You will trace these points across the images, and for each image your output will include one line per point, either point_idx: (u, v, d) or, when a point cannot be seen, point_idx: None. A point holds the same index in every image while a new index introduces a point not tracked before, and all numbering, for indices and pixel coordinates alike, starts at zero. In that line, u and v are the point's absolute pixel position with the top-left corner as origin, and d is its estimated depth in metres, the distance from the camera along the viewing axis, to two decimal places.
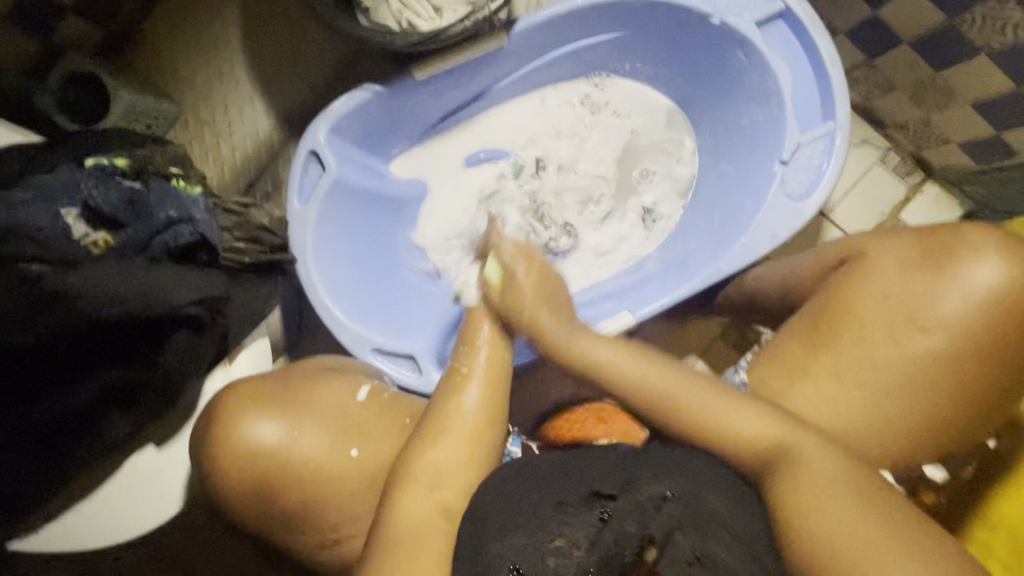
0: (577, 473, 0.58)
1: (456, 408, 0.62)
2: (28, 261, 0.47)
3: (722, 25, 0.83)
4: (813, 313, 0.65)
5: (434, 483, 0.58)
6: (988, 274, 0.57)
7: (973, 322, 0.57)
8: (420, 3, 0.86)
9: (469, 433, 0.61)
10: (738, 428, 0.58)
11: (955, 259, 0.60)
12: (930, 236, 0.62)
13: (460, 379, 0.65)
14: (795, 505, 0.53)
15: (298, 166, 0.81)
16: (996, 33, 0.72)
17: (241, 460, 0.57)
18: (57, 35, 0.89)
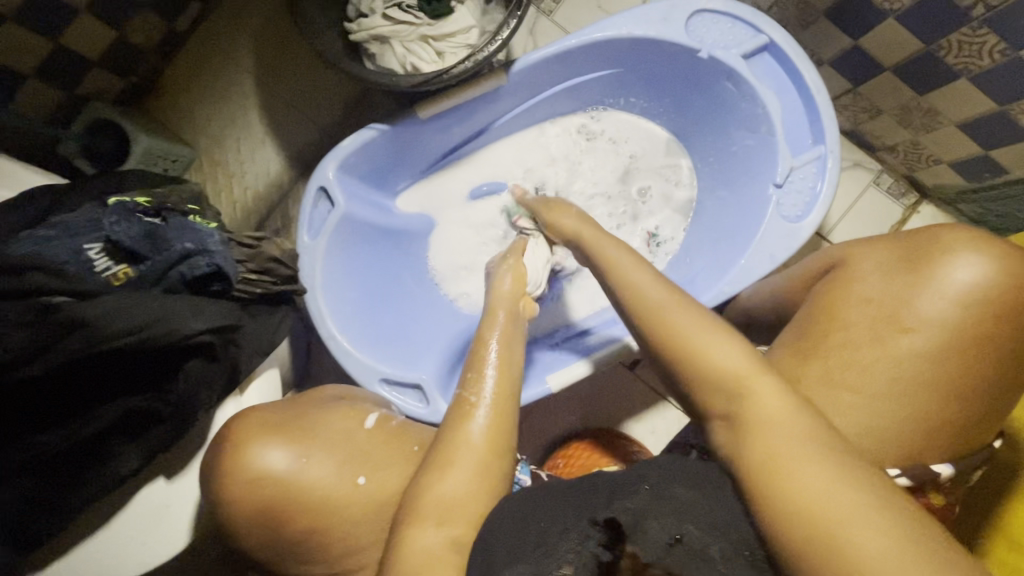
0: (583, 498, 0.54)
1: (463, 436, 0.60)
2: (50, 293, 0.48)
3: (711, 59, 0.86)
4: (802, 322, 0.63)
5: (442, 517, 0.55)
6: (967, 274, 0.55)
7: (964, 321, 0.54)
8: (423, 48, 0.91)
9: (478, 467, 0.58)
10: (727, 367, 0.51)
11: (932, 262, 0.57)
12: (911, 237, 0.60)
13: (474, 414, 0.61)
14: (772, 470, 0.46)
15: (308, 202, 0.84)
16: (974, 56, 0.76)
17: (249, 488, 0.56)
18: (83, 86, 0.95)
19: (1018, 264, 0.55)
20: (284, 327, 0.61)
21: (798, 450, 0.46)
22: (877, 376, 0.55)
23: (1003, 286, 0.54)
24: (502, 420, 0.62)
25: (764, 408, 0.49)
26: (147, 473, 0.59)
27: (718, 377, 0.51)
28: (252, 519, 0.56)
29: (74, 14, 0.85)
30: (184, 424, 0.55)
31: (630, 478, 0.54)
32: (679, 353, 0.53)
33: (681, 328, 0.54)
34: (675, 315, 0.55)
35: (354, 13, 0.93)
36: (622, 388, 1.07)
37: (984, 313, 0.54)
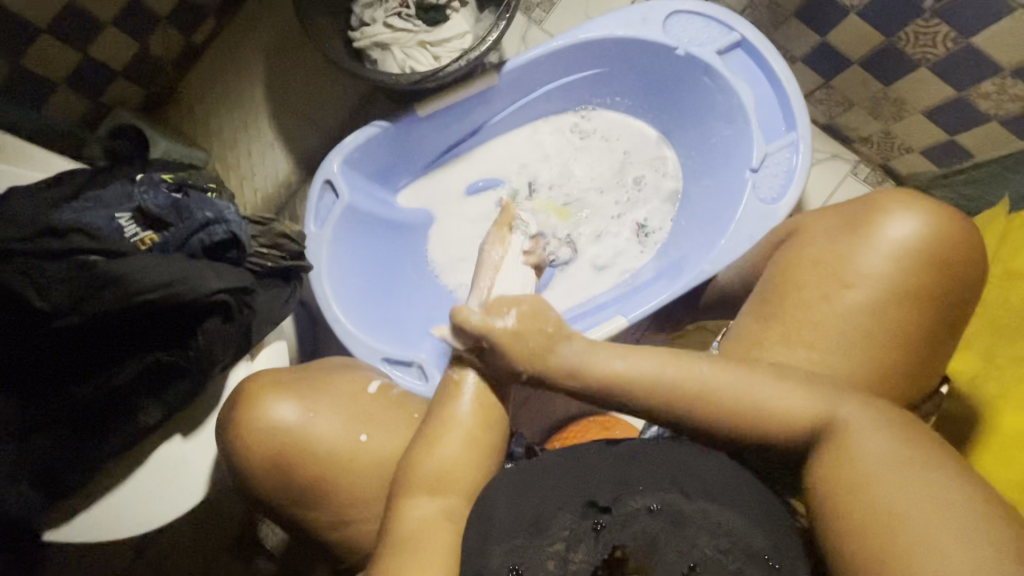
0: (579, 478, 0.57)
1: (451, 416, 0.63)
2: (86, 252, 0.53)
3: (687, 55, 0.93)
4: (763, 290, 0.69)
5: (435, 486, 0.60)
6: (899, 230, 0.61)
7: (900, 273, 0.60)
8: (421, 52, 0.98)
9: (469, 440, 0.62)
10: (787, 406, 0.54)
11: (874, 223, 0.63)
12: (853, 203, 0.67)
13: (463, 391, 0.64)
14: (866, 499, 0.48)
15: (314, 193, 0.90)
16: (929, 46, 0.82)
17: (261, 437, 0.63)
18: (106, 94, 1.03)
19: (952, 223, 0.61)
20: (292, 300, 0.67)
21: (888, 473, 0.48)
22: (827, 328, 0.61)
23: (938, 239, 0.60)
24: (497, 396, 0.65)
25: (853, 436, 0.51)
26: (164, 432, 0.64)
27: (774, 417, 0.54)
28: (265, 463, 0.64)
29: (101, 27, 0.93)
30: (201, 379, 0.60)
31: (634, 465, 0.57)
32: (721, 403, 0.56)
33: (703, 381, 0.57)
34: (689, 376, 0.57)
35: (356, 22, 1.00)
36: None
37: (919, 266, 0.60)
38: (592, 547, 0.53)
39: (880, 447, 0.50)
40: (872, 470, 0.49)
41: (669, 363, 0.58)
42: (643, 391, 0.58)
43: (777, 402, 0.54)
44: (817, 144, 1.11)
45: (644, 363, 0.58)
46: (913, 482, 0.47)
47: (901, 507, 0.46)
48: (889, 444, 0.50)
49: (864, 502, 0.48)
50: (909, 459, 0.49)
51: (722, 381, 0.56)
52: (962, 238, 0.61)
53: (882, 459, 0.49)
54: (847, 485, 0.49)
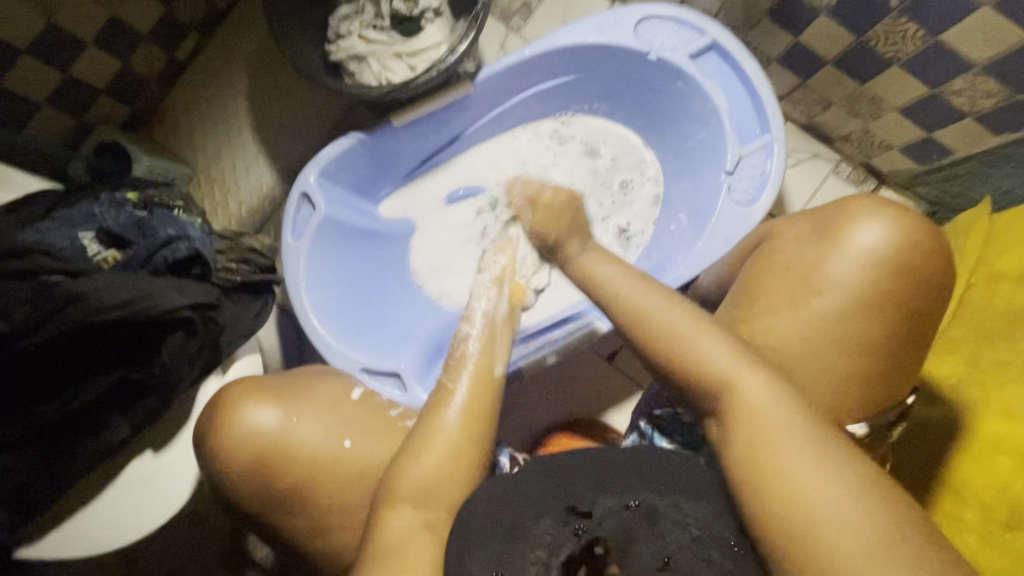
0: (560, 485, 0.58)
1: (437, 425, 0.62)
2: (51, 273, 0.52)
3: (660, 60, 0.93)
4: (735, 293, 0.69)
5: (417, 498, 0.58)
6: (870, 236, 0.61)
7: (869, 278, 0.60)
8: (397, 64, 0.99)
9: (454, 450, 0.61)
10: (714, 360, 0.56)
11: (842, 229, 0.63)
12: (824, 209, 0.66)
13: (450, 400, 0.64)
14: (755, 455, 0.51)
15: (291, 207, 0.91)
16: (900, 44, 0.82)
17: (241, 442, 0.62)
18: (91, 113, 1.04)
19: (918, 225, 0.61)
20: (263, 313, 0.68)
21: (780, 434, 0.51)
22: (797, 337, 0.61)
23: (903, 245, 0.60)
24: (480, 406, 0.64)
25: (760, 403, 0.53)
26: (136, 448, 0.65)
27: (705, 370, 0.56)
28: (246, 470, 0.63)
29: (82, 47, 0.94)
30: (169, 394, 0.60)
31: (611, 470, 0.59)
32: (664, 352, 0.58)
33: (659, 322, 0.60)
34: (657, 310, 0.60)
35: (333, 35, 1.01)
36: (604, 378, 1.10)
37: (884, 268, 0.60)
38: (571, 548, 0.55)
39: (781, 413, 0.52)
40: (770, 432, 0.51)
41: (638, 288, 0.63)
42: (619, 304, 0.63)
43: (710, 354, 0.56)
44: (799, 144, 1.11)
45: (622, 278, 0.66)
46: (792, 448, 0.50)
47: (781, 470, 0.49)
48: (792, 414, 0.52)
49: (755, 460, 0.51)
50: (794, 431, 0.51)
51: (681, 329, 0.59)
52: (929, 241, 0.61)
53: (783, 424, 0.51)
54: (745, 445, 0.52)
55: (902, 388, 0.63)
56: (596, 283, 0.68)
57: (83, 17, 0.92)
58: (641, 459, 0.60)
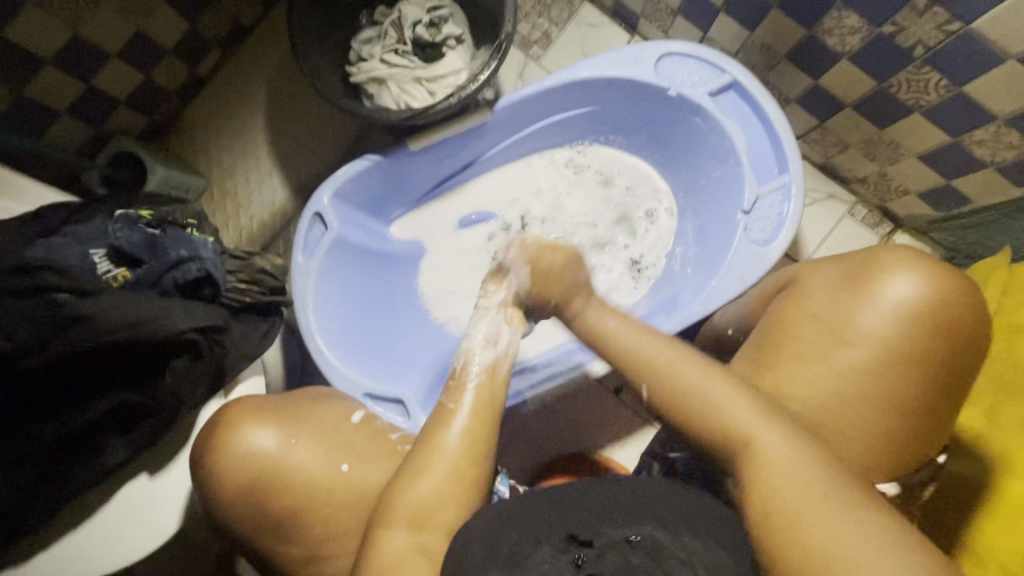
0: (561, 516, 0.56)
1: (438, 443, 0.59)
2: (54, 289, 0.52)
3: (679, 96, 0.93)
4: (758, 334, 0.68)
5: (413, 520, 0.56)
6: (902, 290, 0.59)
7: (896, 333, 0.59)
8: (416, 88, 0.99)
9: (455, 471, 0.58)
10: (736, 413, 0.56)
11: (872, 279, 0.62)
12: (855, 256, 0.65)
13: (452, 414, 0.61)
14: (779, 513, 0.50)
15: (303, 225, 0.91)
16: (922, 93, 0.81)
17: (236, 463, 0.61)
18: (108, 124, 1.05)
19: (951, 283, 0.59)
20: (270, 334, 0.67)
21: (799, 496, 0.50)
22: (820, 387, 0.60)
23: (935, 300, 0.58)
24: (481, 423, 0.61)
25: (783, 465, 0.52)
26: (130, 472, 0.62)
27: (723, 420, 0.56)
28: (241, 493, 0.61)
29: (105, 59, 0.95)
30: (168, 419, 0.59)
31: (615, 502, 0.57)
32: (688, 392, 0.58)
33: (669, 372, 0.59)
34: (668, 360, 0.60)
35: (354, 57, 1.02)
36: (608, 411, 1.09)
37: (910, 320, 0.58)
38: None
39: (807, 483, 0.50)
40: (780, 484, 0.51)
41: (648, 339, 0.62)
42: (624, 355, 0.62)
43: (714, 396, 0.57)
44: (814, 184, 1.10)
45: (641, 344, 0.62)
46: (818, 513, 0.48)
47: (806, 528, 0.48)
48: (811, 477, 0.51)
49: (774, 514, 0.50)
50: (821, 491, 0.50)
51: (688, 374, 0.59)
52: (956, 297, 0.59)
53: (796, 488, 0.50)
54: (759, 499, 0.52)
55: (926, 445, 0.61)
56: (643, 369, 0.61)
57: (109, 31, 0.93)
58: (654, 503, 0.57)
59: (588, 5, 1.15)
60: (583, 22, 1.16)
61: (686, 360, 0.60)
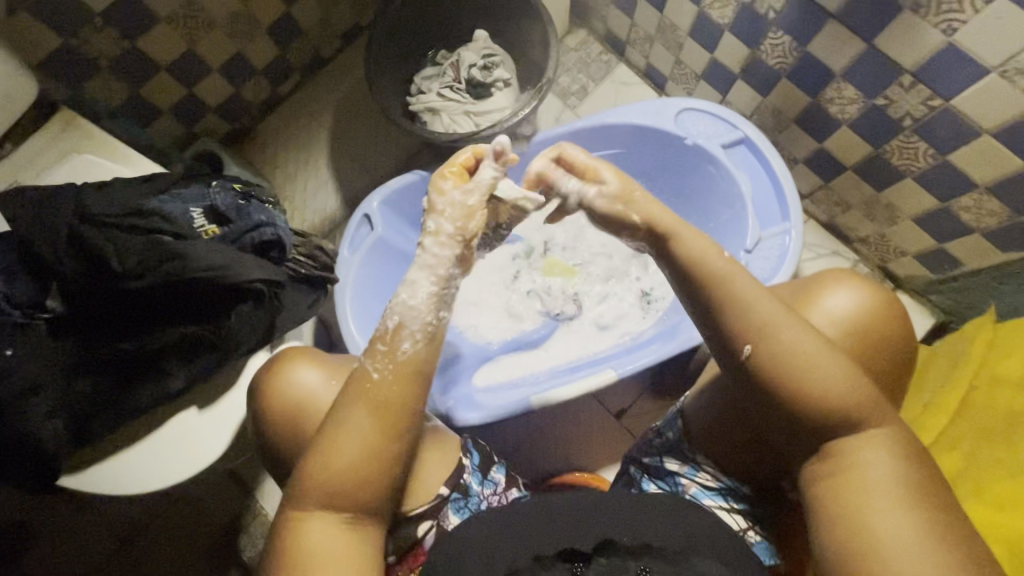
0: (556, 529, 0.63)
1: (348, 422, 0.59)
2: (162, 233, 0.64)
3: (695, 145, 1.05)
4: None
5: (326, 500, 0.58)
6: (842, 301, 0.70)
7: (839, 339, 0.68)
8: (465, 120, 1.14)
9: (369, 451, 0.59)
10: (845, 393, 0.57)
11: (817, 293, 0.72)
12: (802, 279, 0.76)
13: (367, 390, 0.60)
14: (854, 503, 0.55)
15: (352, 224, 1.03)
16: (912, 160, 0.91)
17: (286, 393, 0.69)
18: (199, 126, 1.21)
19: (881, 297, 0.70)
20: (316, 304, 0.78)
21: (885, 489, 0.54)
22: None
23: (868, 312, 0.69)
24: (395, 402, 0.60)
25: (872, 454, 0.56)
26: (182, 403, 0.72)
27: (830, 398, 0.57)
28: (288, 418, 0.68)
29: (208, 71, 1.13)
30: (227, 353, 0.70)
31: (603, 509, 0.65)
32: (790, 357, 0.59)
33: (780, 338, 0.59)
34: (787, 326, 0.60)
35: (415, 90, 1.19)
36: (607, 432, 1.14)
37: (848, 326, 0.69)
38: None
39: (892, 478, 0.54)
40: (867, 478, 0.55)
41: (766, 300, 0.61)
42: (734, 306, 0.61)
43: (824, 371, 0.58)
44: (819, 240, 1.19)
45: (756, 296, 0.61)
46: (901, 507, 0.53)
47: (877, 522, 0.53)
48: (901, 473, 0.55)
49: (854, 501, 0.55)
50: (897, 491, 0.54)
51: (807, 344, 0.59)
52: (893, 314, 0.70)
53: (883, 482, 0.54)
54: (842, 485, 0.56)
55: None
56: (747, 318, 0.61)
57: (216, 49, 1.10)
58: (640, 507, 0.66)
59: (622, 66, 1.31)
60: (617, 80, 1.31)
61: (797, 326, 0.60)
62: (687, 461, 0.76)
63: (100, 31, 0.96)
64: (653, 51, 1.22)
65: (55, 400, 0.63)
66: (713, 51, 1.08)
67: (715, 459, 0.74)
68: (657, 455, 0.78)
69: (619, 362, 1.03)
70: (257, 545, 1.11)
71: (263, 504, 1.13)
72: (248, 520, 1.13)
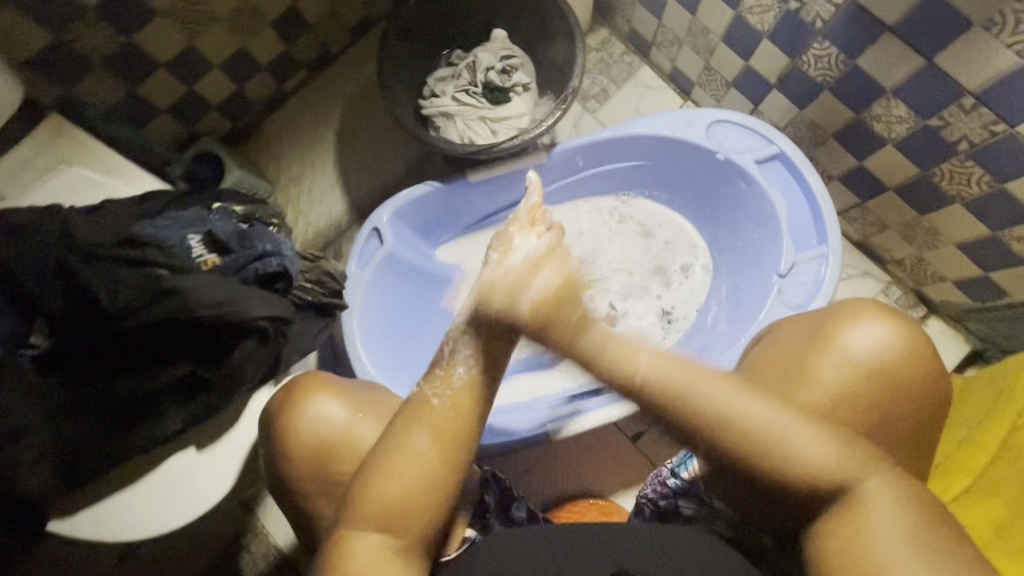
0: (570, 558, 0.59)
1: (407, 443, 0.56)
2: (157, 266, 0.62)
3: (727, 160, 0.98)
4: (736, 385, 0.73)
5: (383, 522, 0.55)
6: (868, 340, 0.64)
7: (862, 382, 0.63)
8: (480, 126, 1.07)
9: (428, 476, 0.55)
10: (819, 462, 0.54)
11: (835, 332, 0.66)
12: (817, 316, 0.70)
13: (427, 413, 0.57)
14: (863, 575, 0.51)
15: (361, 238, 0.97)
16: (964, 185, 0.85)
17: (310, 429, 0.65)
18: (198, 126, 1.14)
19: (909, 335, 0.65)
20: (323, 333, 0.75)
21: (893, 553, 0.50)
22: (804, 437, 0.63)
23: (896, 352, 0.64)
24: (457, 429, 0.56)
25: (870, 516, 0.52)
26: (181, 442, 0.69)
27: (802, 472, 0.55)
28: (311, 456, 0.65)
29: (208, 69, 1.06)
30: (226, 395, 0.66)
31: (628, 545, 0.60)
32: (746, 443, 0.55)
33: (735, 424, 0.56)
34: (737, 405, 0.56)
35: (428, 92, 1.12)
36: (622, 455, 1.09)
37: (876, 367, 0.63)
38: None
39: (897, 539, 0.51)
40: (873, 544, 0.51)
41: (708, 380, 0.57)
42: (678, 390, 0.57)
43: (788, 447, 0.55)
44: (850, 260, 1.13)
45: (700, 375, 0.58)
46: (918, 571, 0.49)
47: None
48: (902, 534, 0.51)
49: (860, 572, 0.51)
50: (907, 557, 0.50)
51: (762, 423, 0.55)
52: (920, 351, 0.64)
53: (887, 542, 0.51)
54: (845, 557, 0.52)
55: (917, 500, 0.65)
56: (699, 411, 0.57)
57: (218, 45, 1.03)
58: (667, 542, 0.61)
59: (646, 69, 1.24)
60: (640, 83, 1.24)
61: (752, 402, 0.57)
62: (705, 507, 0.71)
63: (94, 27, 0.89)
64: (681, 55, 1.14)
65: (45, 444, 0.60)
66: (748, 58, 1.01)
67: (730, 508, 0.69)
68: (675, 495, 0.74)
69: None
70: (258, 564, 1.05)
71: (264, 522, 1.06)
72: (249, 538, 1.06)
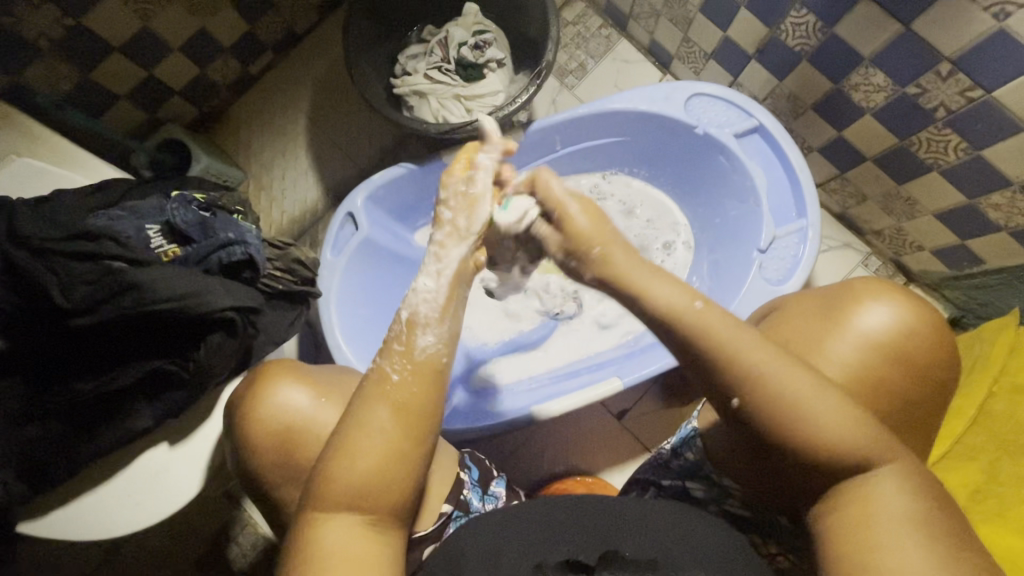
0: (559, 532, 0.57)
1: (370, 421, 0.53)
2: (114, 258, 0.60)
3: (705, 135, 0.97)
4: None
5: (352, 500, 0.52)
6: (877, 321, 0.63)
7: (867, 363, 0.62)
8: (454, 105, 1.04)
9: (393, 449, 0.53)
10: (853, 440, 0.51)
11: (849, 311, 0.65)
12: (834, 291, 0.68)
13: (387, 390, 0.54)
14: (870, 546, 0.48)
15: (335, 224, 0.95)
16: (942, 153, 0.84)
17: (270, 417, 0.64)
18: (161, 112, 1.09)
19: (922, 316, 0.63)
20: (296, 323, 0.74)
21: (899, 526, 0.48)
22: None
23: (906, 332, 0.63)
24: (418, 405, 0.54)
25: (883, 497, 0.50)
26: (152, 439, 0.68)
27: (830, 447, 0.52)
28: (275, 441, 0.63)
29: (167, 51, 1.01)
30: (197, 389, 0.66)
31: (618, 520, 0.59)
32: (785, 399, 0.53)
33: (777, 383, 0.53)
34: (783, 376, 0.53)
35: (400, 71, 1.08)
36: (609, 436, 1.10)
37: (881, 345, 0.63)
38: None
39: (906, 510, 0.49)
40: (886, 515, 0.49)
41: (748, 342, 0.54)
42: (724, 359, 0.54)
43: (806, 399, 0.52)
44: (831, 232, 1.13)
45: (720, 322, 0.55)
46: (913, 538, 0.47)
47: (894, 558, 0.47)
48: (919, 508, 0.49)
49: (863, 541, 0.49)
50: (916, 526, 0.48)
51: (804, 391, 0.53)
52: (934, 332, 0.63)
53: (900, 517, 0.49)
54: (851, 529, 0.50)
55: None
56: (744, 371, 0.54)
57: (176, 25, 0.98)
58: (657, 512, 0.60)
59: (624, 43, 1.21)
60: (618, 58, 1.21)
61: (792, 367, 0.54)
62: (716, 488, 0.70)
63: (39, 8, 0.84)
64: (658, 27, 1.11)
65: (6, 451, 0.59)
66: (727, 28, 0.98)
67: (738, 485, 0.68)
68: (680, 479, 0.72)
69: (624, 369, 0.96)
70: (247, 556, 1.04)
71: (251, 514, 1.05)
72: (236, 531, 1.05)
